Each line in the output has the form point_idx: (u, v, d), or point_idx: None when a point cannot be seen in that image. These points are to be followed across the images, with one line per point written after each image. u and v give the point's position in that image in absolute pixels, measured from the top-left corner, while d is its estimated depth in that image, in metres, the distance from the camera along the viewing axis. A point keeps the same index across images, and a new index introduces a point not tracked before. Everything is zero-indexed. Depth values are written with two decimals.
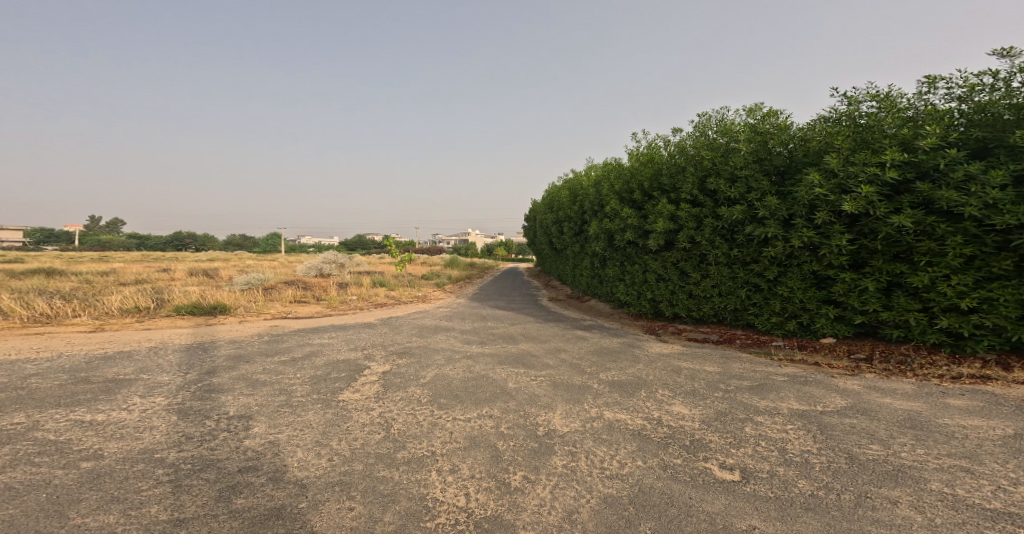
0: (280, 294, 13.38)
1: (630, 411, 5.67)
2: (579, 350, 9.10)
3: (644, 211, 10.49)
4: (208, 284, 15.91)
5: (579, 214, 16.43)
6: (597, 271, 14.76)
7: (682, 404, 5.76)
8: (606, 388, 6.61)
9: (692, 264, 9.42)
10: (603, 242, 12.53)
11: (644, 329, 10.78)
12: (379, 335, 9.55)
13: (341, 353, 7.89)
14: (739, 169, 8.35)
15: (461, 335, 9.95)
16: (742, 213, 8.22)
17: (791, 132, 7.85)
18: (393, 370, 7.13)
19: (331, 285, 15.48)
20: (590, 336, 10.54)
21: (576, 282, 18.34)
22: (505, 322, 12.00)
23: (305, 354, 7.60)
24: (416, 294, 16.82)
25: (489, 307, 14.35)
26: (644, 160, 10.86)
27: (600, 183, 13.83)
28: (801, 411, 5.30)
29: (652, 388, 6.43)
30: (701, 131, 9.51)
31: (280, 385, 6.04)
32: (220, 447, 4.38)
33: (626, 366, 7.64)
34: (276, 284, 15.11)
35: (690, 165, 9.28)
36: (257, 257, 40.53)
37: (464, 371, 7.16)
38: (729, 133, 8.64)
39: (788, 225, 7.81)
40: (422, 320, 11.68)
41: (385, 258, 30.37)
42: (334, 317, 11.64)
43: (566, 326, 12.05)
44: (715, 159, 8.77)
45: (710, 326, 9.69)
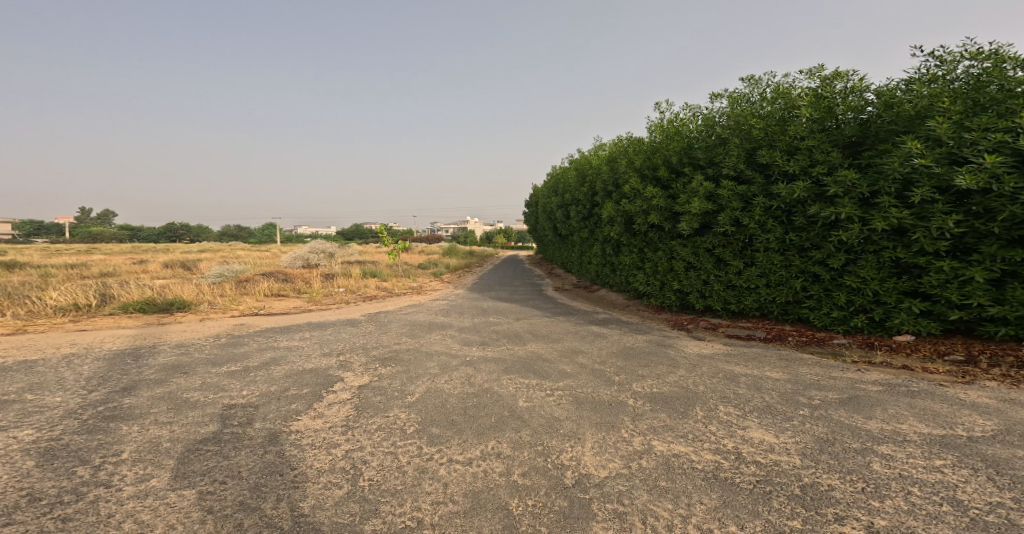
0: (253, 287, 11.83)
1: (687, 442, 4.17)
2: (599, 351, 7.61)
3: (671, 189, 8.91)
4: (178, 276, 14.37)
5: (588, 197, 14.88)
6: (609, 259, 13.20)
7: (760, 428, 4.28)
8: (646, 404, 5.12)
9: (733, 251, 7.88)
10: (619, 227, 10.94)
11: (669, 323, 9.30)
12: (362, 335, 8.06)
13: (310, 359, 6.40)
14: (799, 140, 6.80)
15: (458, 334, 8.42)
16: (804, 191, 6.68)
17: (866, 97, 6.38)
18: (372, 384, 5.64)
19: (313, 276, 13.93)
20: (609, 332, 9.04)
21: (584, 271, 16.78)
22: (508, 317, 10.50)
23: (262, 363, 6.06)
24: (411, 285, 15.31)
25: (490, 299, 12.82)
26: (670, 134, 9.26)
27: (615, 160, 12.24)
28: (940, 437, 3.85)
29: (708, 404, 4.93)
30: (742, 100, 7.96)
31: (214, 409, 4.55)
32: (76, 517, 3.09)
33: (662, 372, 6.16)
34: (253, 275, 13.56)
35: (733, 137, 7.70)
36: (246, 248, 38.91)
37: (462, 386, 5.66)
38: (784, 97, 7.09)
39: (867, 204, 6.26)
40: (414, 316, 10.16)
41: (379, 249, 28.84)
42: (313, 313, 10.10)
43: (579, 320, 10.54)
44: (767, 128, 7.20)
45: (751, 321, 8.20)
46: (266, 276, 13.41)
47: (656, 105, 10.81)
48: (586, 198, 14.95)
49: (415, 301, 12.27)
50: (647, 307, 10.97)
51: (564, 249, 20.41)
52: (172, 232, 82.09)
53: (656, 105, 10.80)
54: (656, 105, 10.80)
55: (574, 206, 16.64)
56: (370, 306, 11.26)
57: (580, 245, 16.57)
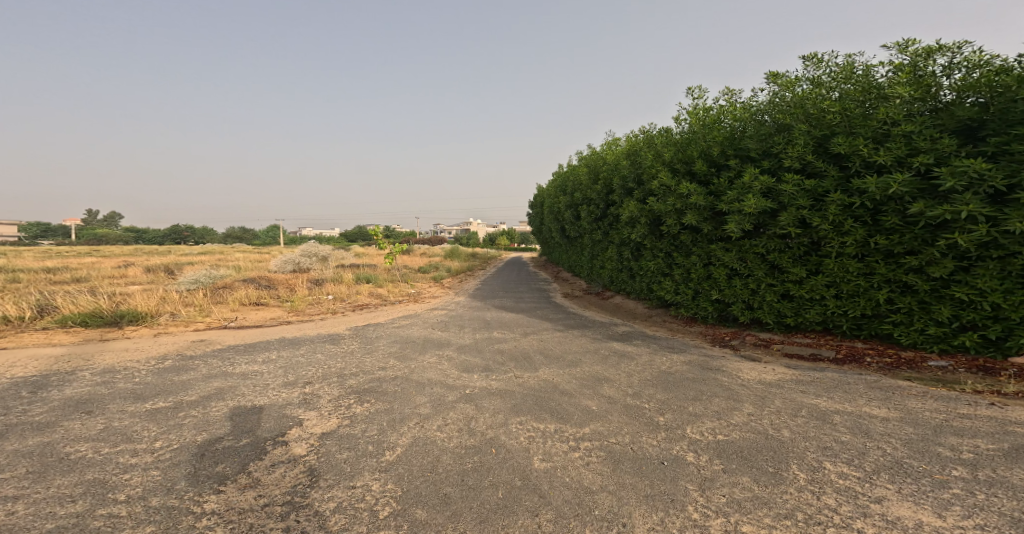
0: (227, 294, 10.41)
1: (801, 527, 2.98)
2: (632, 377, 6.22)
3: (714, 185, 7.46)
4: (148, 283, 12.90)
5: (603, 195, 13.44)
6: (628, 264, 11.75)
7: (906, 501, 3.10)
8: (716, 461, 3.76)
9: (793, 257, 6.48)
10: (642, 228, 9.47)
11: (708, 339, 7.90)
12: (344, 356, 6.70)
13: (267, 395, 5.04)
14: (893, 124, 5.43)
15: (457, 356, 7.03)
16: (905, 185, 5.25)
17: (982, 73, 5.08)
18: (340, 440, 4.28)
19: (298, 282, 12.52)
20: (637, 350, 7.63)
21: (596, 276, 15.37)
22: (516, 332, 9.07)
23: (201, 398, 4.72)
24: (407, 291, 13.90)
25: (494, 309, 11.40)
26: (712, 123, 7.81)
27: (635, 153, 10.77)
28: None
29: (805, 462, 3.62)
30: (805, 83, 6.57)
31: (95, 476, 3.34)
32: None
33: (722, 409, 4.74)
34: (231, 281, 12.14)
35: (798, 122, 6.27)
36: (239, 251, 37.53)
37: (458, 436, 4.40)
38: (865, 81, 5.80)
39: (998, 203, 4.89)
40: (406, 330, 8.78)
41: (375, 252, 27.46)
42: (290, 325, 8.74)
43: (597, 334, 9.16)
44: (846, 115, 5.86)
45: (811, 336, 6.83)
46: (246, 281, 11.99)
47: (686, 91, 9.37)
48: (601, 197, 13.54)
49: (411, 311, 10.87)
50: (676, 317, 9.57)
51: (572, 252, 18.96)
52: (174, 235, 81.04)
53: (686, 90, 9.36)
54: (687, 90, 9.37)
55: (585, 206, 15.24)
56: (358, 317, 9.88)
57: (592, 248, 15.14)
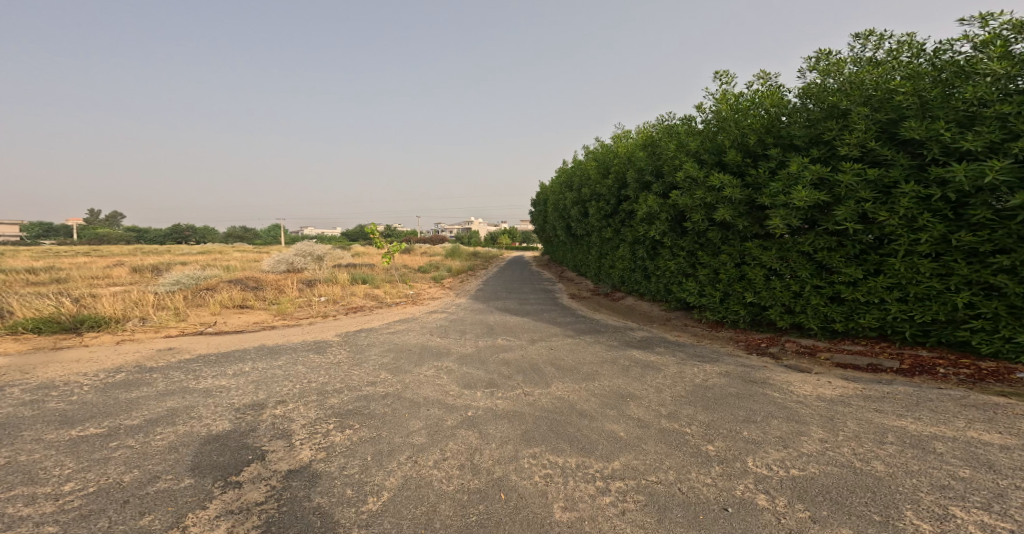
0: (207, 296, 9.56)
1: None
2: (660, 391, 5.43)
3: (750, 176, 6.58)
4: (125, 284, 12.02)
5: (614, 191, 12.24)
6: (642, 264, 10.89)
7: None
8: (801, 507, 3.15)
9: (846, 256, 5.65)
10: (662, 225, 8.56)
11: (741, 347, 7.12)
12: (330, 369, 5.89)
13: (231, 421, 4.23)
14: (987, 106, 4.63)
15: (459, 367, 6.23)
16: (1004, 173, 4.41)
17: None
18: (309, 487, 3.46)
19: (287, 282, 11.67)
20: (660, 358, 6.82)
21: (604, 276, 14.52)
22: (523, 338, 8.25)
23: (141, 428, 3.94)
24: (405, 292, 13.05)
25: (498, 312, 10.56)
26: (744, 108, 6.89)
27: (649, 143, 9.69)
28: None
29: (924, 507, 3.05)
30: (865, 62, 5.72)
31: None
32: None
33: (786, 434, 4.04)
34: (214, 281, 11.28)
35: (856, 105, 5.41)
36: (234, 251, 36.69)
37: (471, 474, 3.69)
38: (947, 60, 4.99)
39: None
40: (402, 337, 7.96)
41: (372, 251, 26.59)
42: (273, 331, 7.91)
43: (613, 339, 8.37)
44: (924, 96, 5.01)
45: (862, 343, 6.05)
46: (231, 282, 11.14)
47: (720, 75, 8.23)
48: (612, 193, 12.34)
49: (408, 314, 10.04)
50: (699, 320, 8.77)
51: (578, 251, 18.09)
52: (177, 235, 80.91)
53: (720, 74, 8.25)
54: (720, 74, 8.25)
55: (592, 202, 14.18)
56: (350, 320, 9.06)
57: (600, 247, 14.25)
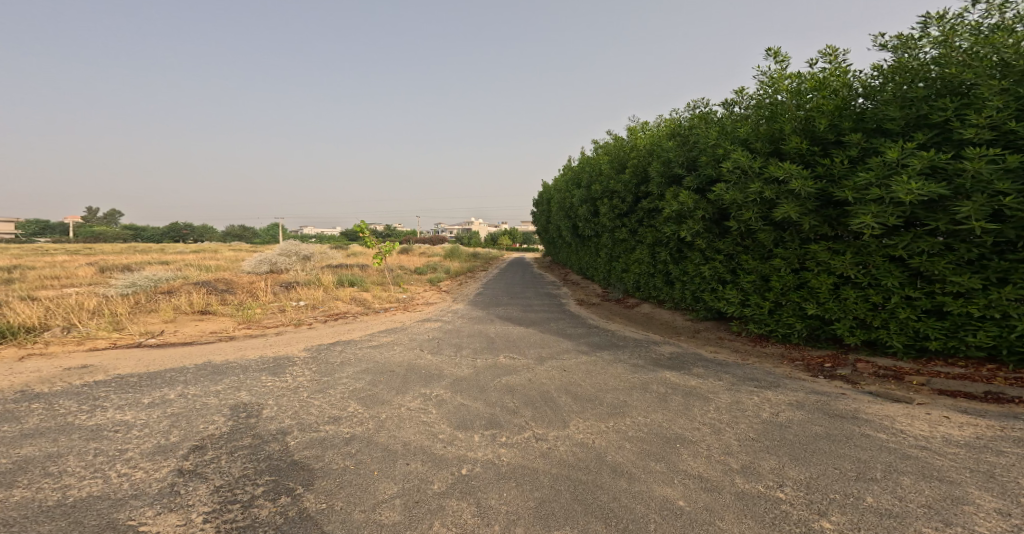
0: (159, 297, 8.24)
1: None
2: (719, 431, 4.14)
3: (824, 164, 5.23)
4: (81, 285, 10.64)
5: (627, 191, 10.65)
6: (663, 268, 9.44)
7: None
8: None
9: (959, 263, 4.46)
10: (697, 225, 7.20)
11: (799, 367, 5.82)
12: (282, 403, 4.57)
13: (102, 503, 2.97)
14: None
15: (452, 402, 4.88)
16: None
17: None
18: None
19: (262, 282, 10.32)
20: (702, 382, 5.50)
21: (615, 281, 13.07)
22: (529, 356, 6.90)
23: None
24: (395, 296, 11.71)
25: (498, 321, 9.20)
26: (807, 90, 5.55)
27: (675, 133, 8.27)
28: None
29: None
30: (992, 28, 4.50)
31: None
32: None
33: (942, 504, 2.97)
34: (179, 282, 9.93)
35: (987, 78, 4.24)
36: (223, 252, 35.34)
37: None
38: None
39: None
40: (383, 353, 6.64)
41: (364, 252, 25.23)
42: (229, 340, 6.59)
43: (636, 354, 7.11)
44: None
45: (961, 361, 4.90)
46: (195, 283, 9.83)
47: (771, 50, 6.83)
48: (631, 189, 10.44)
49: (394, 323, 8.67)
50: (735, 334, 7.46)
51: (585, 254, 16.64)
52: (174, 234, 79.78)
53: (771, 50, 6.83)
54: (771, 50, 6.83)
55: (601, 202, 12.55)
56: (327, 329, 7.72)
57: (611, 249, 12.75)
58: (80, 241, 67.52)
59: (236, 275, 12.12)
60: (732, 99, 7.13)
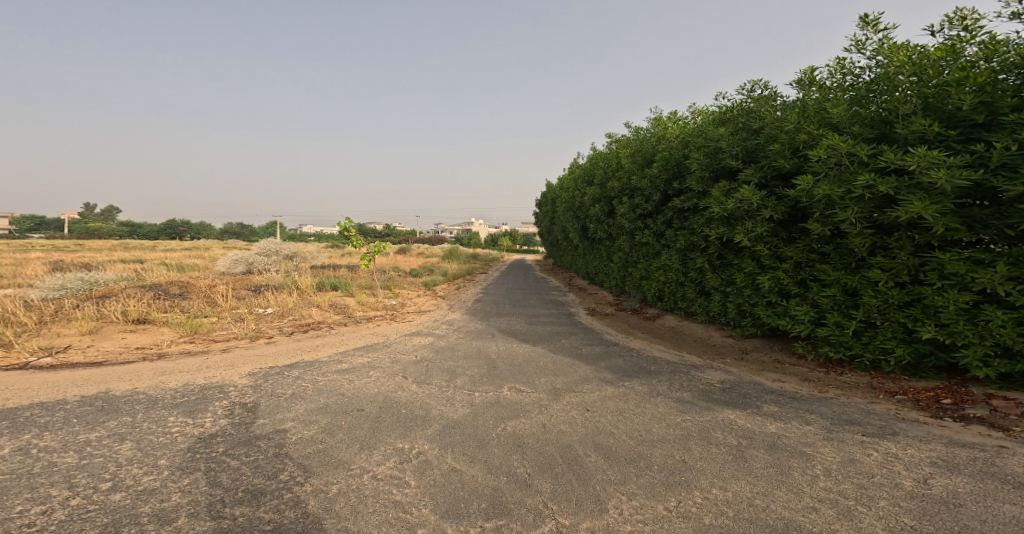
0: (85, 302, 6.72)
1: None
2: (851, 514, 2.94)
3: (976, 149, 3.96)
4: (10, 287, 9.01)
5: (652, 187, 9.20)
6: (695, 276, 8.00)
7: None
8: None
9: None
10: (763, 227, 5.78)
11: (906, 404, 4.47)
12: (172, 483, 3.06)
13: None
14: None
15: (436, 471, 3.56)
16: None
17: None
18: None
19: (221, 282, 8.74)
20: (784, 428, 4.14)
21: (629, 289, 11.61)
22: (537, 387, 5.43)
23: None
24: (380, 302, 10.19)
25: (500, 336, 7.73)
26: (939, 59, 4.35)
27: (723, 119, 6.83)
28: None
29: None
30: None
31: None
32: None
33: None
34: (122, 283, 8.33)
35: None
36: (206, 249, 33.51)
37: None
38: None
39: None
40: (354, 381, 5.17)
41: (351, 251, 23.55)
42: (154, 359, 5.10)
43: (677, 381, 5.75)
44: None
45: None
46: (140, 283, 8.28)
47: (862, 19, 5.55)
48: (659, 186, 8.93)
49: (375, 336, 7.21)
50: (795, 358, 6.14)
51: (594, 257, 15.16)
52: (168, 231, 78.04)
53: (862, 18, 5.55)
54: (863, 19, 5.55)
55: (618, 203, 11.07)
56: (289, 344, 6.22)
57: (626, 253, 11.25)
58: (64, 236, 65.16)
59: (195, 275, 10.45)
60: (807, 78, 5.80)
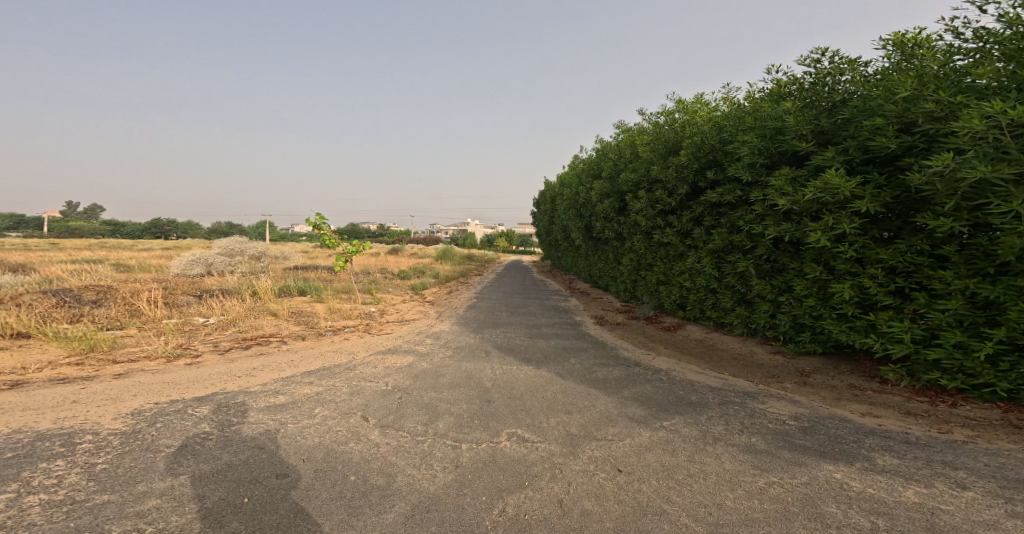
0: None
1: None
2: None
3: None
4: None
5: (677, 179, 7.77)
6: (732, 282, 6.62)
7: None
8: None
9: None
10: (851, 224, 4.44)
11: None
12: None
13: None
14: None
15: None
16: None
17: None
18: None
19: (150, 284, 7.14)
20: (932, 496, 3.06)
21: (639, 295, 10.25)
22: (546, 437, 4.02)
23: None
24: (353, 308, 8.71)
25: (497, 353, 6.27)
26: None
27: (784, 96, 5.46)
28: None
29: None
30: None
31: None
32: None
33: None
34: (27, 287, 6.92)
35: None
36: (178, 248, 31.47)
37: None
38: None
39: None
40: (289, 426, 3.71)
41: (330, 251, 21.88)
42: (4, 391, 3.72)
43: (734, 418, 4.42)
44: None
45: None
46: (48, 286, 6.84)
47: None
48: (688, 177, 7.49)
49: (334, 352, 5.68)
50: (879, 384, 4.88)
51: (599, 259, 13.84)
52: (150, 229, 75.64)
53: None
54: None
55: (632, 198, 9.66)
56: (216, 367, 4.75)
57: (638, 254, 9.89)
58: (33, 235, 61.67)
59: (131, 277, 8.82)
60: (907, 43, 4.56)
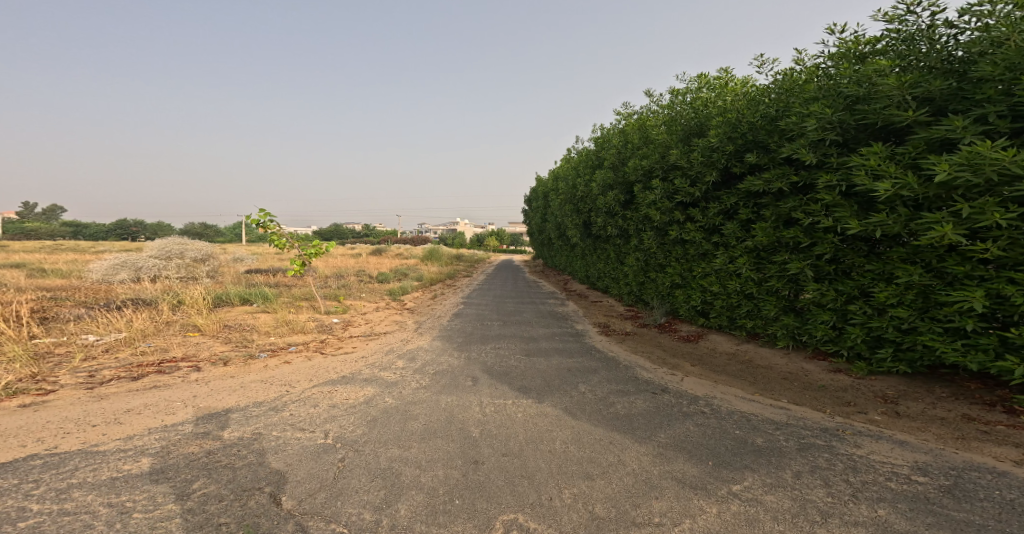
0: None
1: None
2: None
3: None
4: None
5: (702, 163, 6.46)
6: (778, 288, 5.28)
7: None
8: None
9: None
10: (1006, 213, 3.14)
11: None
12: None
13: None
14: None
15: None
16: None
17: None
18: None
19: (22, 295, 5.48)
20: None
21: (647, 299, 8.93)
22: (561, 527, 2.60)
23: None
24: (309, 320, 7.17)
25: (486, 380, 4.84)
26: None
27: (867, 54, 4.19)
28: None
29: None
30: None
31: None
32: None
33: None
34: None
35: None
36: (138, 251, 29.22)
37: None
38: None
39: None
40: (131, 521, 2.26)
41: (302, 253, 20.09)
42: None
43: (834, 477, 3.08)
44: None
45: None
46: None
47: None
48: (717, 161, 6.18)
49: (261, 383, 4.15)
50: (1006, 415, 3.60)
51: (596, 258, 12.52)
52: (118, 230, 72.07)
53: None
54: None
55: (642, 190, 8.30)
56: (67, 410, 3.22)
57: (648, 253, 8.56)
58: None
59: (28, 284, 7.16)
60: None
